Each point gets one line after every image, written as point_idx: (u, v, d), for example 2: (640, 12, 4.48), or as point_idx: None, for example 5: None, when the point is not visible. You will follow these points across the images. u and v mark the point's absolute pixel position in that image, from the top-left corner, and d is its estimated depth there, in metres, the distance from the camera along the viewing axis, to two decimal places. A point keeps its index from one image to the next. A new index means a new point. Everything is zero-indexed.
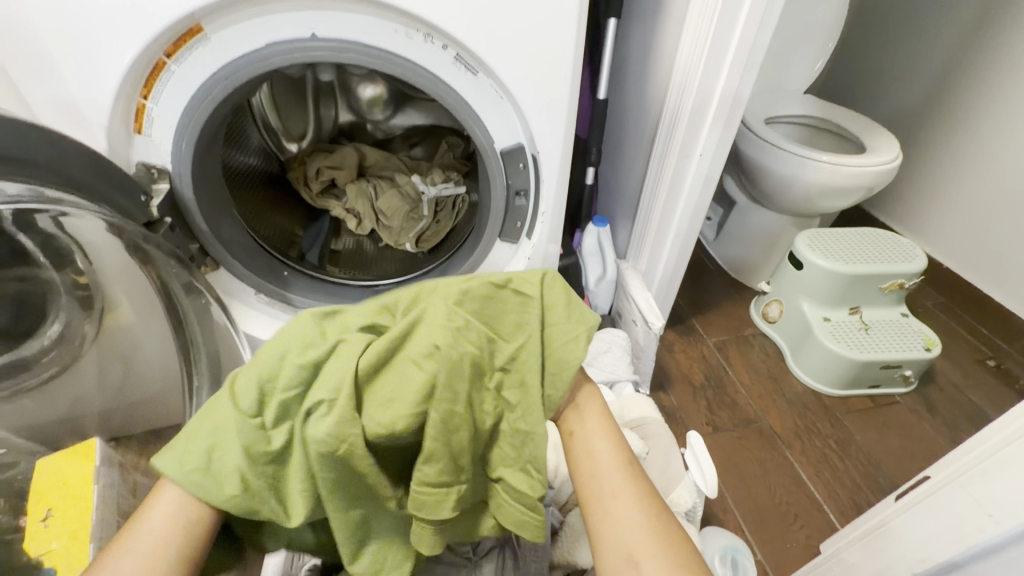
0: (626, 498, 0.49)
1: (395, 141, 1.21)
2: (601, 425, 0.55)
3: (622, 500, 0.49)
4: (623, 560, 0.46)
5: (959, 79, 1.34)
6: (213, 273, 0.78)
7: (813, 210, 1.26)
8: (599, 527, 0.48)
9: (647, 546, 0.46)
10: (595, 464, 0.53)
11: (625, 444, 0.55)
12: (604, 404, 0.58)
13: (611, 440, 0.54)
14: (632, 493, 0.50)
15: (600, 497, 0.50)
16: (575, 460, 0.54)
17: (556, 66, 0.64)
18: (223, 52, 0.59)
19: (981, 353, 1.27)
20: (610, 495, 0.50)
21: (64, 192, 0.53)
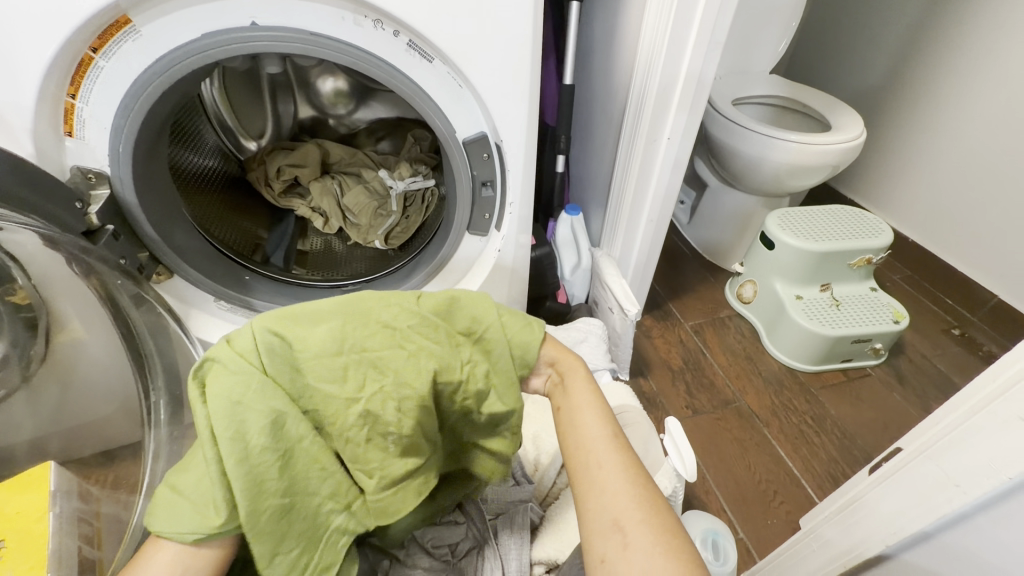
0: (611, 467, 0.50)
1: (360, 136, 1.16)
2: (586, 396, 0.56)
3: (608, 469, 0.49)
4: (608, 526, 0.46)
5: (918, 55, 1.36)
6: (168, 281, 0.74)
7: (782, 189, 1.27)
8: (583, 495, 0.49)
9: (631, 512, 0.46)
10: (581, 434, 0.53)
11: (615, 417, 0.55)
12: (591, 377, 0.58)
13: (598, 413, 0.54)
14: (619, 464, 0.50)
15: (587, 466, 0.51)
16: (564, 435, 0.55)
17: (513, 50, 0.62)
18: (156, 45, 0.55)
19: (946, 323, 1.31)
20: (596, 464, 0.50)
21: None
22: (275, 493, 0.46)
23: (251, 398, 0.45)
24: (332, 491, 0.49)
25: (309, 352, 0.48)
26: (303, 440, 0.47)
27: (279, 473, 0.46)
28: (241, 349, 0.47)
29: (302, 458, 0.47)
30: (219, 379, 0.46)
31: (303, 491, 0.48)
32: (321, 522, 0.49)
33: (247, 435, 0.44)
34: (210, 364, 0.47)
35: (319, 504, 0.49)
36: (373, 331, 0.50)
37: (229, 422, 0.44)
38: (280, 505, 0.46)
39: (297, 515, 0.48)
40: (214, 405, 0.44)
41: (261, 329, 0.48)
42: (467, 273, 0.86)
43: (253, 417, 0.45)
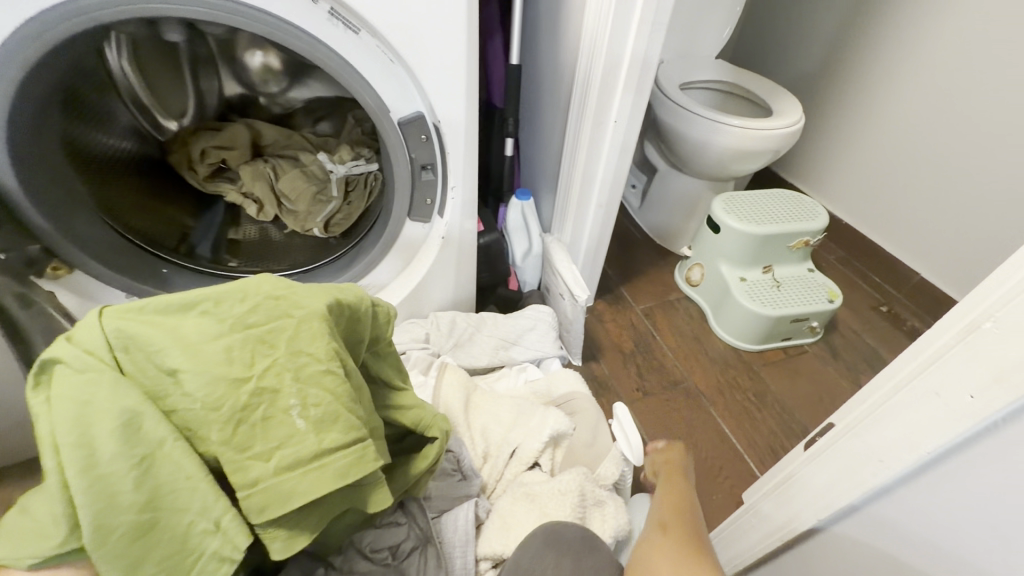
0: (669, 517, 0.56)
1: (297, 116, 1.08)
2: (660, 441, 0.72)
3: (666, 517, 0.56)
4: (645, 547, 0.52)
5: (851, 43, 1.41)
6: (68, 277, 0.66)
7: (727, 173, 1.30)
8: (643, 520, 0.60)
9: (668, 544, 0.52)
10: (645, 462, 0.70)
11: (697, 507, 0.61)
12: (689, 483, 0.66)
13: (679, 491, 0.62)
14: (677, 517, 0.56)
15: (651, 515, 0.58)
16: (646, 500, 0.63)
17: (445, 21, 0.58)
18: (21, 3, 0.47)
19: (875, 300, 1.39)
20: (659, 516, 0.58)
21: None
22: (130, 506, 0.39)
23: (101, 396, 0.40)
24: (205, 504, 0.41)
25: (181, 336, 0.43)
26: (167, 442, 0.41)
27: (136, 483, 0.39)
28: (88, 346, 0.42)
29: (162, 468, 0.41)
30: (65, 381, 0.40)
31: (168, 505, 0.41)
32: (193, 544, 0.42)
33: (96, 442, 0.39)
34: (52, 365, 0.42)
35: (189, 522, 0.41)
36: (255, 305, 0.46)
37: (73, 427, 0.39)
38: (136, 523, 0.39)
39: (158, 538, 0.41)
40: (55, 409, 0.39)
41: (112, 323, 0.43)
42: (410, 261, 0.82)
43: (97, 416, 0.39)
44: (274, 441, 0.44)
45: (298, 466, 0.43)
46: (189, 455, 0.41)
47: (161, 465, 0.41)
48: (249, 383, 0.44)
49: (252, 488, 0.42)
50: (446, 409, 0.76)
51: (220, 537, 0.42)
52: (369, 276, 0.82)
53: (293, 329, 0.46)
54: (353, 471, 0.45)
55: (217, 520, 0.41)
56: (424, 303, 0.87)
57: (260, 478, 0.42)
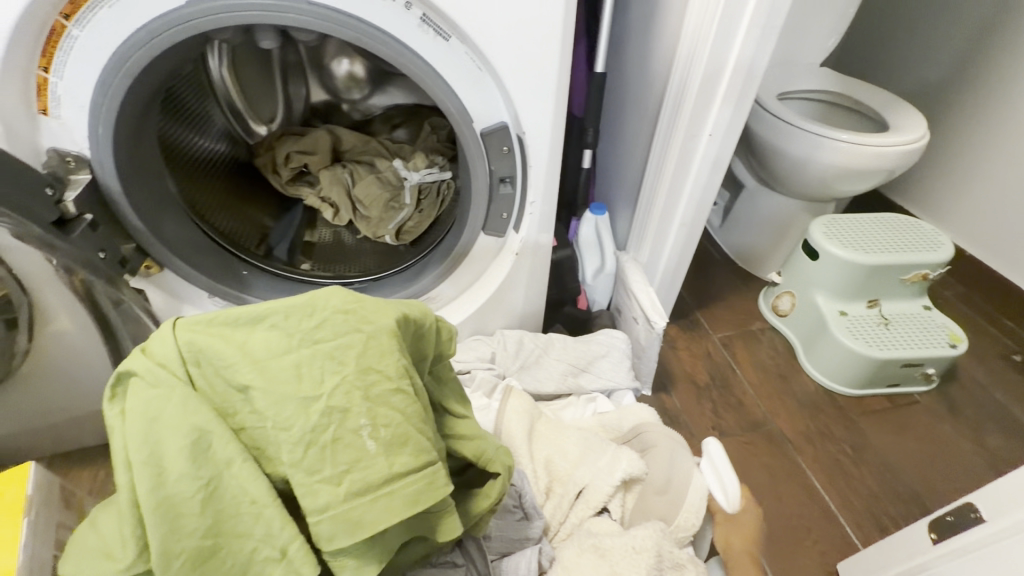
0: None
1: (375, 123, 1.09)
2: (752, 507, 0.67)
3: None
4: None
5: (991, 49, 1.22)
6: (158, 275, 0.69)
7: (830, 194, 1.16)
8: None
9: None
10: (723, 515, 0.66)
11: None
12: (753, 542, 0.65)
13: None
14: None
15: None
16: None
17: (542, 26, 0.54)
18: (134, 12, 0.48)
19: (1006, 348, 1.19)
20: None
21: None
22: (194, 532, 0.39)
23: (170, 413, 0.39)
24: (269, 531, 0.39)
25: (251, 349, 0.41)
26: (233, 464, 0.39)
27: (201, 508, 0.38)
28: (160, 358, 0.41)
29: (226, 491, 0.39)
30: (137, 395, 0.40)
31: (231, 529, 0.39)
32: (255, 570, 0.40)
33: (164, 461, 0.38)
34: (127, 377, 0.41)
35: (253, 547, 0.40)
36: (324, 318, 0.42)
37: (144, 446, 0.38)
38: (200, 546, 0.39)
39: (221, 562, 0.39)
40: (130, 425, 0.39)
41: (183, 335, 0.41)
42: (481, 276, 0.79)
43: (166, 434, 0.38)
44: (342, 465, 0.40)
45: (367, 493, 0.39)
46: (255, 477, 0.39)
47: (226, 486, 0.39)
48: (319, 403, 0.40)
49: (323, 513, 0.39)
50: (509, 437, 0.72)
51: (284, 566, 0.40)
52: (438, 289, 0.79)
53: (362, 345, 0.42)
54: (424, 499, 0.41)
55: (284, 547, 0.39)
56: (491, 320, 0.84)
57: (328, 505, 0.39)
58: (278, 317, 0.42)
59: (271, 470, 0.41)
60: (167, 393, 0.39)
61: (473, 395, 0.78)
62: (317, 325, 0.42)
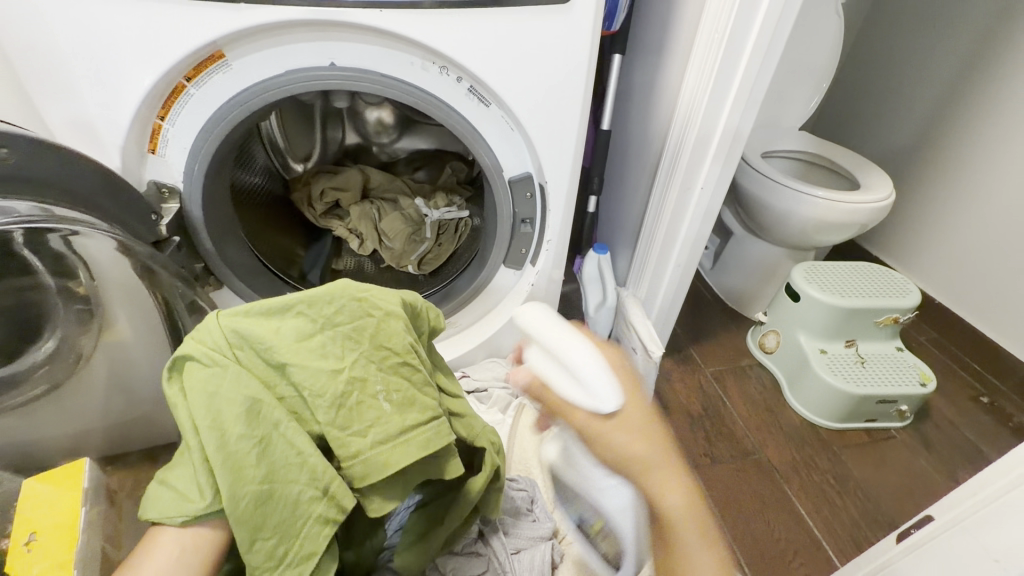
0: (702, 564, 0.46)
1: (399, 164, 1.21)
2: (641, 415, 0.46)
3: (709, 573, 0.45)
4: None
5: (948, 122, 1.38)
6: (217, 292, 0.78)
7: (809, 243, 1.28)
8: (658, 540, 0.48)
9: None
10: (624, 432, 0.45)
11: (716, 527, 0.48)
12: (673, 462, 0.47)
13: (699, 533, 0.46)
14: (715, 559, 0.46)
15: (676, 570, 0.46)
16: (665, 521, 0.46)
17: (566, 99, 0.66)
18: (243, 77, 0.60)
19: (975, 390, 1.28)
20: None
21: (75, 216, 0.55)
22: (252, 480, 0.46)
23: (227, 386, 0.47)
24: (314, 475, 0.47)
25: (284, 332, 0.51)
26: (281, 423, 0.47)
27: (257, 460, 0.46)
28: (210, 344, 0.50)
29: (276, 445, 0.47)
30: (197, 376, 0.48)
31: (282, 478, 0.47)
32: (302, 511, 0.47)
33: (225, 425, 0.46)
34: (184, 363, 0.50)
35: (299, 491, 0.47)
36: (342, 305, 0.53)
37: (208, 414, 0.47)
38: (257, 492, 0.46)
39: (276, 505, 0.47)
40: (192, 398, 0.47)
41: (227, 326, 0.50)
42: (500, 304, 0.89)
43: (227, 402, 0.47)
44: (369, 419, 0.50)
45: (388, 441, 0.49)
46: (298, 433, 0.48)
47: (275, 442, 0.47)
48: (344, 372, 0.50)
49: (355, 458, 0.49)
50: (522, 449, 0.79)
51: (326, 504, 0.48)
52: (460, 314, 0.88)
53: (374, 326, 0.54)
54: (434, 444, 0.51)
55: (326, 488, 0.47)
56: (505, 345, 0.92)
57: (359, 452, 0.49)
58: (302, 307, 0.52)
59: (308, 429, 0.50)
60: (220, 370, 0.48)
61: (489, 412, 0.86)
62: (335, 312, 0.53)
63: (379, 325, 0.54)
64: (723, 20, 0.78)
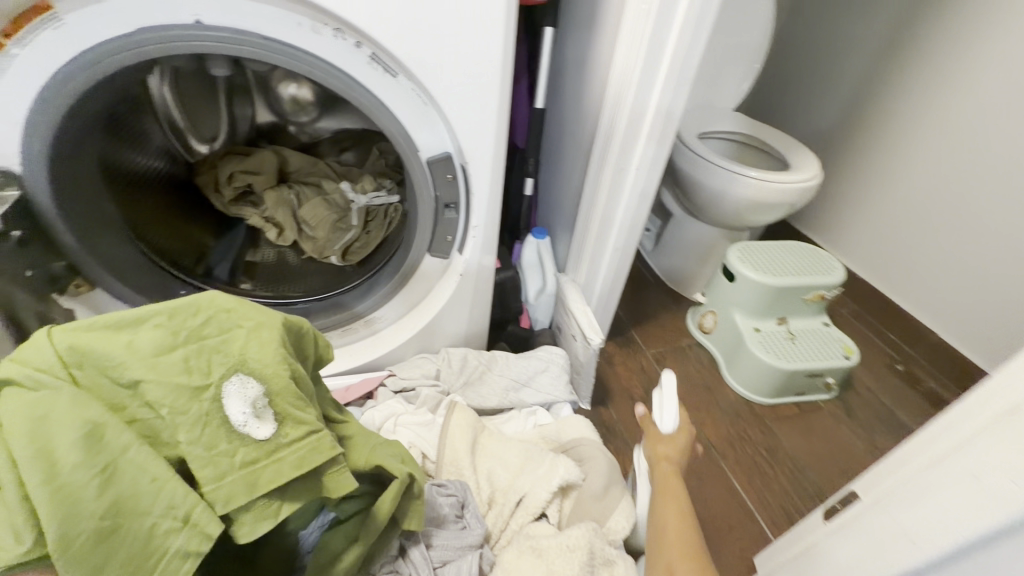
0: (671, 520, 0.63)
1: (323, 145, 1.10)
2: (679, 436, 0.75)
3: (671, 520, 0.63)
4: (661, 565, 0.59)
5: (868, 103, 1.44)
6: (86, 294, 0.66)
7: (744, 223, 1.30)
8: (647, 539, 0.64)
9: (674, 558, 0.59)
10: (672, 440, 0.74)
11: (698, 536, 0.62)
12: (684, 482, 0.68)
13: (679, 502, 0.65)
14: (683, 521, 0.63)
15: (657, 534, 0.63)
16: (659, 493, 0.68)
17: (483, 68, 0.59)
18: (80, 35, 0.49)
19: (892, 359, 1.36)
20: (664, 529, 0.63)
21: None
22: (90, 514, 0.38)
23: (61, 410, 0.40)
24: (171, 503, 0.41)
25: (138, 347, 0.44)
26: (130, 448, 0.41)
27: (97, 491, 0.38)
28: (41, 364, 0.42)
29: (124, 472, 0.40)
30: (16, 400, 0.40)
31: (130, 510, 0.39)
32: (154, 546, 0.40)
33: (55, 455, 0.38)
34: (3, 386, 0.42)
35: (152, 524, 0.40)
36: (209, 316, 0.46)
37: (33, 441, 0.38)
38: (96, 529, 0.38)
39: (118, 544, 0.39)
40: (9, 425, 0.39)
41: (63, 342, 0.43)
42: (426, 295, 0.82)
43: (59, 429, 0.39)
44: (238, 438, 0.44)
45: (260, 458, 0.44)
46: (153, 456, 0.41)
47: (122, 471, 0.40)
48: (209, 391, 0.44)
49: (219, 481, 0.43)
50: (454, 451, 0.74)
51: (185, 535, 0.41)
52: (382, 307, 0.81)
53: (247, 337, 0.47)
54: (310, 461, 0.46)
55: (186, 514, 0.41)
56: (436, 338, 0.86)
57: (226, 471, 0.43)
58: (158, 321, 0.45)
59: (166, 453, 0.44)
60: (47, 394, 0.40)
61: (419, 411, 0.80)
62: (195, 327, 0.46)
63: (255, 337, 0.47)
64: None
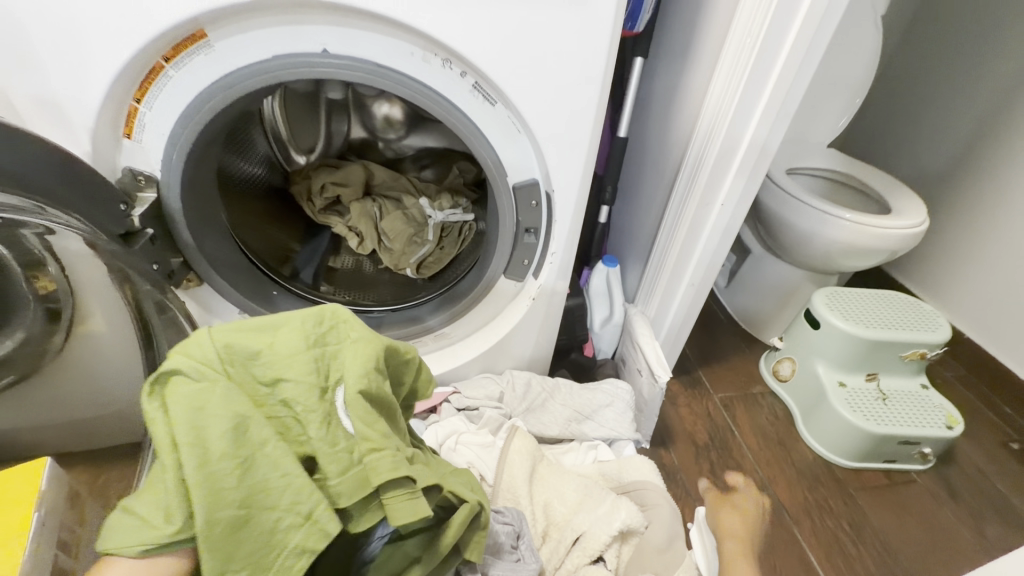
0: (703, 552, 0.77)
1: (404, 162, 1.15)
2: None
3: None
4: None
5: (988, 147, 1.30)
6: (195, 289, 0.73)
7: (833, 267, 1.21)
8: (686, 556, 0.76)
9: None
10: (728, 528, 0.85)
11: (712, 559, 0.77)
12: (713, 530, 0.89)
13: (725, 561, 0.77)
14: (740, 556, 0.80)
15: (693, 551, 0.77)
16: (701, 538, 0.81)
17: (583, 99, 0.60)
18: (225, 60, 0.54)
19: (1004, 435, 1.20)
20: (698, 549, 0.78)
21: (47, 207, 0.52)
22: (232, 502, 0.42)
23: (214, 402, 0.43)
24: (296, 499, 0.44)
25: (283, 348, 0.47)
26: (268, 444, 0.44)
27: (238, 482, 0.43)
28: (200, 358, 0.46)
29: (258, 467, 0.44)
30: (181, 389, 0.44)
31: (262, 503, 0.44)
32: (278, 539, 0.44)
33: (209, 444, 0.42)
34: (166, 376, 0.45)
35: (277, 518, 0.44)
36: (334, 326, 0.50)
37: (191, 429, 0.42)
38: (235, 517, 0.42)
39: (249, 533, 0.43)
40: (174, 412, 0.42)
41: (220, 339, 0.47)
42: (495, 317, 0.83)
43: (214, 419, 0.43)
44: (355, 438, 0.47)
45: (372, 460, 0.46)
46: (286, 452, 0.44)
47: (260, 464, 0.44)
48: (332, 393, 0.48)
49: (341, 478, 0.46)
50: (512, 479, 0.73)
51: (304, 530, 0.44)
52: (453, 325, 0.83)
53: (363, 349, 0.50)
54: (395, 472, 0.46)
55: (309, 511, 0.44)
56: (502, 360, 0.86)
57: (345, 470, 0.46)
58: (293, 326, 0.49)
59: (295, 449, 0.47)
60: (207, 386, 0.44)
61: (480, 432, 0.80)
62: (321, 335, 0.49)
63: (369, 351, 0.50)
64: (757, 24, 0.72)
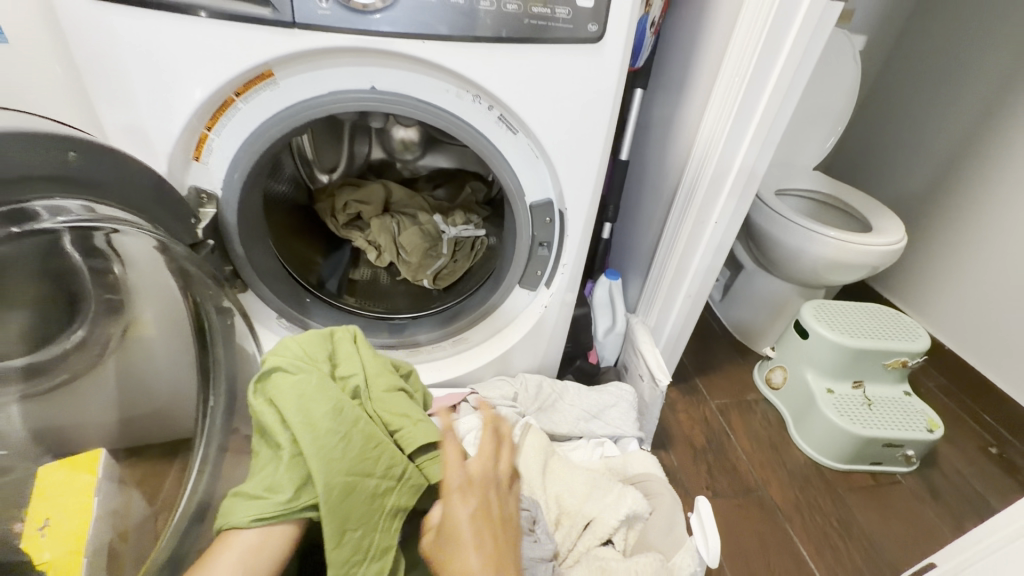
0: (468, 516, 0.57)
1: (420, 181, 1.25)
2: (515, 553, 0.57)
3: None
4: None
5: (961, 172, 1.41)
6: (240, 295, 0.80)
7: (819, 281, 1.30)
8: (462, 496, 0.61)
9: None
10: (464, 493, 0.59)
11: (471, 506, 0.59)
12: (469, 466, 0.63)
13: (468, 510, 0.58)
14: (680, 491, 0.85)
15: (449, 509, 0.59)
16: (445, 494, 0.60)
17: (593, 129, 0.69)
18: (287, 95, 0.63)
19: (983, 440, 1.27)
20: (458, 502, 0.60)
21: (101, 205, 0.52)
22: (342, 471, 0.54)
23: (314, 389, 0.56)
24: (389, 464, 0.57)
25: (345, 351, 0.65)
26: (360, 421, 0.57)
27: (342, 453, 0.54)
28: (289, 359, 0.60)
29: (359, 438, 0.56)
30: (284, 383, 0.56)
31: (361, 472, 0.55)
32: (377, 501, 0.56)
33: (316, 422, 0.54)
34: (265, 375, 0.58)
35: (375, 484, 0.56)
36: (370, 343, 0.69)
37: (300, 411, 0.55)
38: (345, 483, 0.54)
39: (357, 497, 0.55)
40: (284, 399, 0.55)
41: (299, 348, 0.62)
42: (510, 324, 0.91)
43: (316, 402, 0.56)
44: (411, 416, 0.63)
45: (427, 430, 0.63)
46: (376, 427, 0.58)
47: (357, 437, 0.56)
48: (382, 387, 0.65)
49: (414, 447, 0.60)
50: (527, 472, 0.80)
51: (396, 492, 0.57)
52: (471, 331, 0.90)
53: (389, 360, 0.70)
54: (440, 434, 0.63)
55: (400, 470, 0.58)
56: (515, 364, 0.94)
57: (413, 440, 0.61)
58: (343, 341, 0.66)
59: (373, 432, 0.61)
60: (305, 378, 0.57)
61: None
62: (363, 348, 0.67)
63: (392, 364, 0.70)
64: (744, 65, 0.82)
